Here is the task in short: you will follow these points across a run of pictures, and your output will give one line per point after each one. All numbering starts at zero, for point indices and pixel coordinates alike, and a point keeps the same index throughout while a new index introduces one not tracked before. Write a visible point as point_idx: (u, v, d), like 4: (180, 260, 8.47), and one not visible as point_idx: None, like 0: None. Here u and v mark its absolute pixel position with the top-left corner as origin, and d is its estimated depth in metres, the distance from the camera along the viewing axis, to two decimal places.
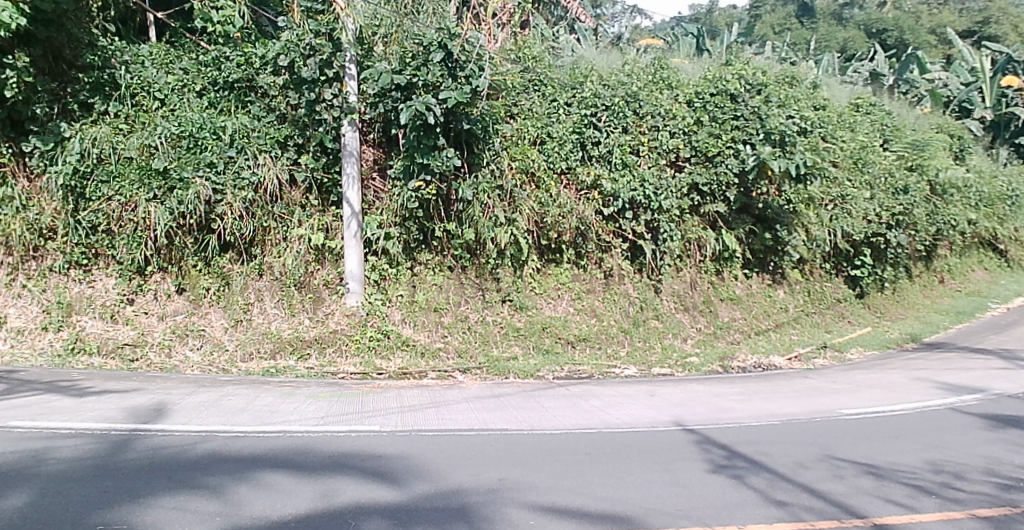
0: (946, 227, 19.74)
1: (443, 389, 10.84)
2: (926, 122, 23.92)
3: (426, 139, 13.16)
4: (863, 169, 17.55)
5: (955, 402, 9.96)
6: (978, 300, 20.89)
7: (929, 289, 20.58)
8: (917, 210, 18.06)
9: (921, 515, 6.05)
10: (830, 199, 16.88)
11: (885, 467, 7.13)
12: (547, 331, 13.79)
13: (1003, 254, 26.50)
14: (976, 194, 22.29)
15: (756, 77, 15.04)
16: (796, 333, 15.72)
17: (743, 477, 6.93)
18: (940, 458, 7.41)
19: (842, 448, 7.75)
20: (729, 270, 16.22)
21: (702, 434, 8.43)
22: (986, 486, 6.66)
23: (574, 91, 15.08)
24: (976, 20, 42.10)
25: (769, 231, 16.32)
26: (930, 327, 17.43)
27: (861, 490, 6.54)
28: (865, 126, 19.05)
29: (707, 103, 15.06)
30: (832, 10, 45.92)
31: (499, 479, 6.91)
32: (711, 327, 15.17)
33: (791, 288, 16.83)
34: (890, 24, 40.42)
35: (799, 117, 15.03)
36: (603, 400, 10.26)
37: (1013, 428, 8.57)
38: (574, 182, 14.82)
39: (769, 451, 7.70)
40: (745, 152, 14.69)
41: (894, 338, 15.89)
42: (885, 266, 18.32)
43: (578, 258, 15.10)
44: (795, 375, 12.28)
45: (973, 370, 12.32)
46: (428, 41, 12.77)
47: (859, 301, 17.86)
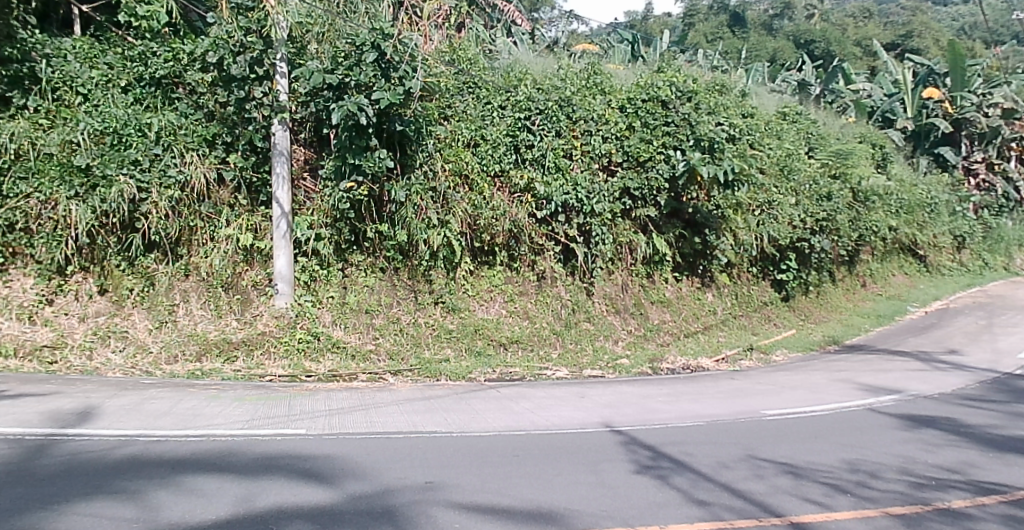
0: (868, 233, 20.39)
1: (373, 392, 10.77)
2: (850, 131, 24.68)
3: (358, 139, 13.14)
4: (788, 176, 18.00)
5: (872, 403, 10.28)
6: (898, 303, 21.59)
7: (852, 293, 21.21)
8: (839, 216, 18.66)
9: (836, 513, 6.19)
10: (757, 204, 17.24)
11: (803, 467, 7.31)
12: (479, 333, 13.79)
13: (922, 260, 27.45)
14: (897, 202, 23.06)
15: (687, 84, 15.31)
16: (724, 335, 16.05)
17: (667, 477, 7.03)
18: (857, 458, 7.63)
19: (763, 449, 7.92)
20: (659, 273, 16.42)
21: (629, 435, 8.54)
22: (899, 484, 6.86)
23: (508, 94, 15.09)
24: (899, 34, 43.67)
25: (698, 235, 16.64)
26: (852, 329, 17.94)
27: (780, 489, 6.69)
28: (791, 135, 19.54)
29: (639, 109, 15.28)
30: (763, 21, 47.08)
31: (426, 481, 6.88)
32: (641, 329, 15.38)
33: (719, 291, 17.15)
34: (817, 36, 41.50)
35: (728, 124, 15.37)
36: (533, 402, 10.32)
37: (927, 427, 8.86)
38: (506, 185, 14.84)
39: (694, 451, 7.84)
40: (675, 157, 15.01)
41: (817, 341, 16.32)
42: (809, 271, 18.83)
43: (510, 261, 15.15)
44: (722, 377, 12.52)
45: (891, 372, 12.72)
46: (360, 41, 12.71)
47: (785, 305, 18.29)
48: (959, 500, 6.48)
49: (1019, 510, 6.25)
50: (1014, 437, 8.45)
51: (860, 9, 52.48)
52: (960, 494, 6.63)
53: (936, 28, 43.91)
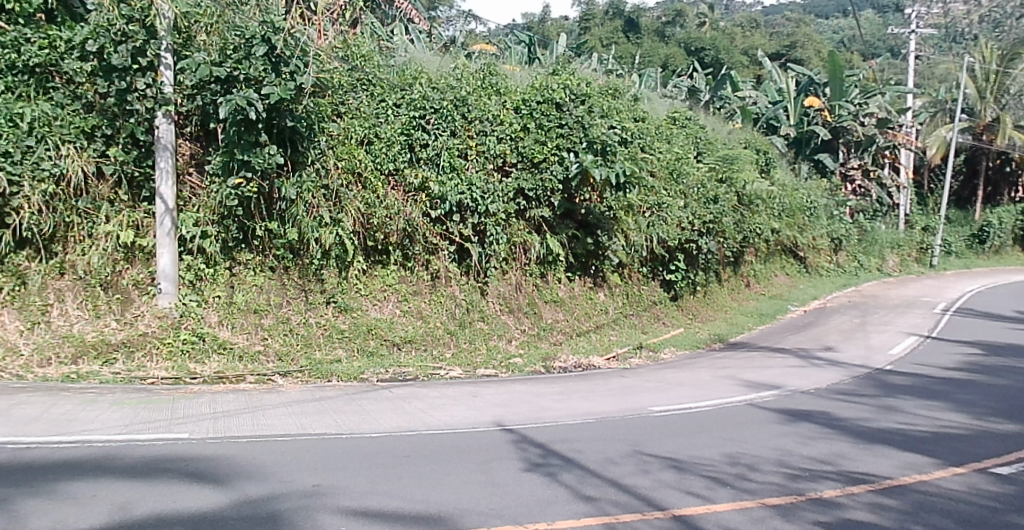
0: (752, 235, 21.14)
1: (262, 393, 10.51)
2: (737, 137, 25.51)
3: (246, 134, 12.84)
4: (678, 179, 18.45)
5: (753, 398, 10.65)
6: (779, 303, 22.46)
7: (736, 292, 21.94)
8: (725, 218, 19.31)
9: (716, 505, 6.38)
10: (648, 207, 17.52)
11: (687, 461, 7.52)
12: (372, 332, 13.65)
13: (802, 261, 28.65)
14: (779, 205, 23.97)
15: (580, 88, 15.54)
16: (615, 334, 16.36)
17: (556, 474, 7.12)
18: (737, 451, 7.89)
19: (650, 444, 8.11)
20: (553, 273, 16.59)
21: (520, 433, 8.59)
22: (776, 476, 7.13)
23: (404, 92, 14.91)
24: (783, 44, 45.44)
25: (590, 236, 16.88)
26: (736, 327, 18.56)
27: (664, 483, 6.86)
28: (680, 139, 20.00)
29: (533, 110, 15.46)
30: (656, 27, 48.16)
31: (313, 485, 6.76)
32: (534, 329, 15.51)
33: (610, 291, 17.48)
34: (707, 44, 42.65)
35: (620, 128, 15.68)
36: (425, 402, 10.27)
37: (803, 421, 9.24)
38: (401, 184, 14.71)
39: (582, 448, 7.95)
40: (568, 159, 15.22)
41: (703, 339, 16.81)
42: (697, 271, 19.33)
43: (404, 260, 15.02)
44: (612, 374, 12.76)
45: (772, 368, 13.22)
46: (248, 34, 12.44)
47: (673, 304, 18.77)
48: (830, 489, 6.77)
49: (885, 498, 6.57)
50: (882, 429, 8.89)
51: (748, 17, 54.27)
52: (832, 484, 6.93)
53: (817, 40, 45.96)
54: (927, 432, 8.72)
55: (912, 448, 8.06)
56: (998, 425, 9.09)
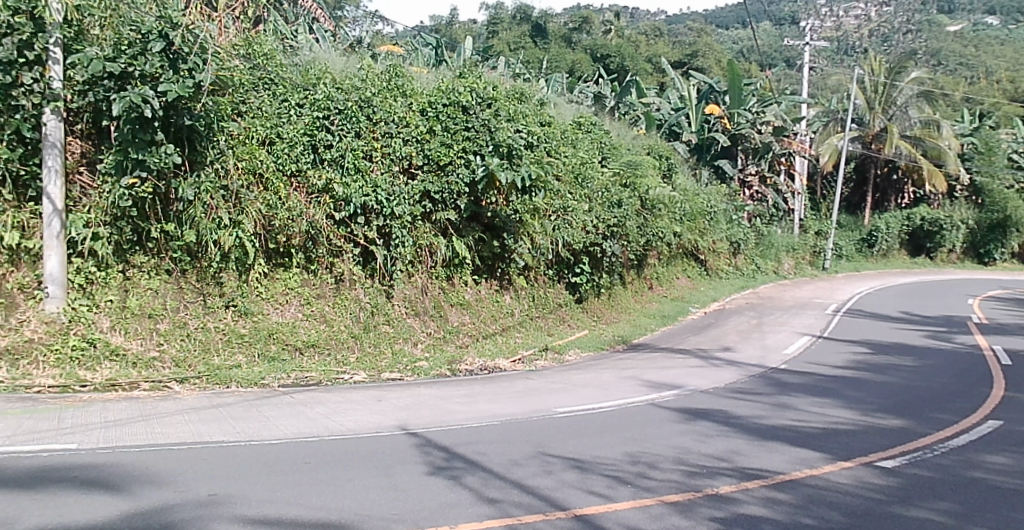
0: (655, 238, 21.56)
1: (156, 401, 10.15)
2: (640, 143, 26.01)
3: (142, 132, 12.40)
4: (582, 184, 18.66)
5: (655, 398, 10.86)
6: (681, 305, 23.01)
7: (640, 295, 22.36)
8: (628, 222, 19.66)
9: (617, 503, 6.48)
10: (553, 210, 17.62)
11: (589, 461, 7.61)
12: (273, 337, 13.31)
13: (703, 264, 29.42)
14: (681, 210, 24.53)
15: (487, 91, 15.76)
16: (520, 336, 16.44)
17: (459, 477, 7.10)
18: (638, 450, 8.02)
19: (553, 445, 8.17)
20: (459, 276, 16.53)
21: (424, 437, 8.54)
22: (675, 473, 7.28)
23: (306, 92, 14.73)
24: (685, 53, 46.64)
25: (497, 239, 16.92)
26: (639, 329, 18.88)
27: (566, 483, 6.93)
28: (585, 144, 20.24)
29: (439, 113, 15.55)
30: (563, 33, 48.70)
31: (209, 494, 6.55)
32: (440, 332, 15.43)
33: (516, 294, 17.54)
34: (612, 51, 43.39)
35: (526, 132, 15.94)
36: (328, 407, 10.10)
37: (701, 419, 9.47)
38: (303, 185, 14.46)
39: (486, 450, 7.96)
40: (474, 162, 15.31)
41: (607, 340, 17.06)
42: (601, 273, 19.61)
43: (307, 262, 14.77)
44: (518, 376, 12.81)
45: (673, 368, 13.50)
46: (145, 29, 12.07)
47: (578, 306, 19.00)
48: (726, 486, 6.94)
49: (777, 493, 6.78)
50: (776, 426, 9.19)
51: (651, 25, 55.34)
52: (728, 480, 7.11)
53: (717, 50, 47.33)
54: (818, 428, 9.04)
55: (804, 444, 8.35)
56: (884, 420, 9.50)
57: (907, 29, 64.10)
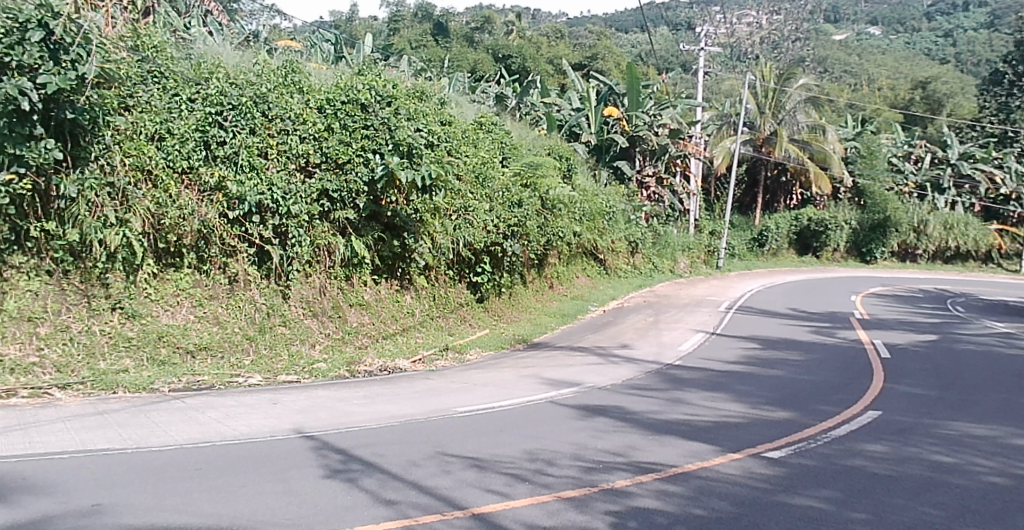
0: (555, 238, 21.73)
1: (35, 408, 9.63)
2: (541, 143, 26.21)
3: (19, 126, 11.73)
4: (483, 183, 18.63)
5: (554, 396, 10.95)
6: (580, 303, 23.33)
7: (540, 294, 22.55)
8: (529, 222, 19.73)
9: (514, 500, 6.50)
10: (454, 209, 17.52)
11: (488, 459, 7.62)
12: (163, 340, 12.85)
13: (602, 263, 29.88)
14: (580, 210, 24.83)
15: (386, 89, 15.60)
16: (421, 336, 16.33)
17: (356, 479, 7.00)
18: (536, 448, 8.08)
19: (451, 445, 8.14)
20: (358, 276, 16.29)
21: (321, 439, 8.39)
22: (572, 469, 7.36)
23: (198, 86, 14.27)
24: (586, 55, 47.32)
25: (396, 238, 16.75)
26: (540, 328, 19.03)
27: (465, 482, 6.91)
28: (486, 144, 20.23)
29: (338, 110, 15.29)
30: (465, 32, 48.65)
31: (92, 504, 6.27)
32: (339, 333, 15.16)
33: (417, 293, 17.41)
34: (513, 51, 43.63)
35: (427, 131, 15.88)
36: (221, 411, 9.79)
37: (599, 416, 9.60)
38: (195, 183, 14.01)
39: (384, 451, 7.87)
40: (374, 161, 15.15)
41: (508, 339, 17.12)
42: (502, 273, 19.66)
43: (199, 263, 14.31)
44: (417, 376, 12.73)
45: (572, 366, 13.66)
46: (23, 17, 11.43)
47: (479, 305, 19.04)
48: (621, 480, 7.05)
49: (671, 485, 6.93)
50: (670, 420, 9.39)
51: (552, 28, 55.91)
52: (623, 475, 7.22)
53: (616, 53, 48.13)
54: (710, 422, 9.28)
55: (696, 438, 8.56)
56: (772, 413, 9.83)
57: (795, 37, 66.58)
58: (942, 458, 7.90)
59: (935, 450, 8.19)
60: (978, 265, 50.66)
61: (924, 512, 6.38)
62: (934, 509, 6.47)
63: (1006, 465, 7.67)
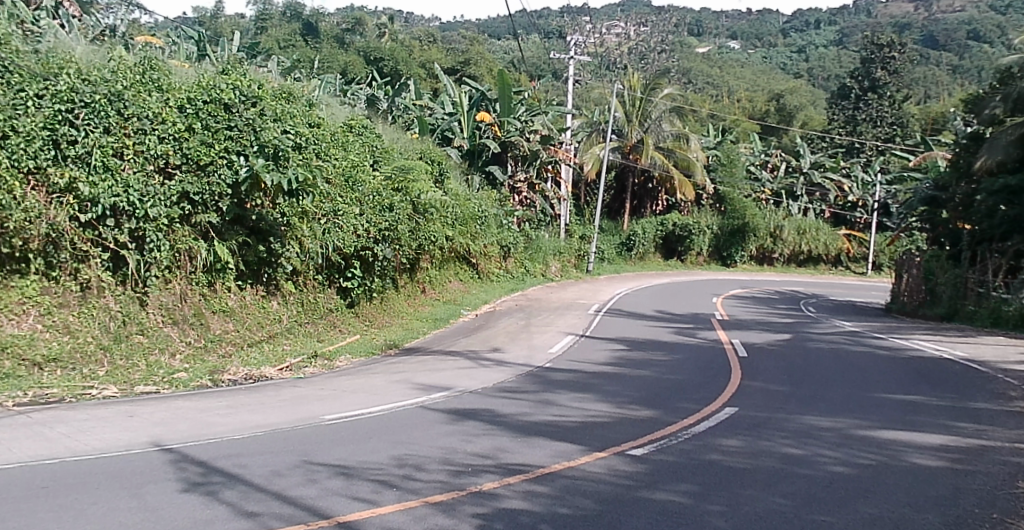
0: (428, 242, 21.42)
1: None
2: (412, 147, 26.08)
3: None
4: (353, 187, 18.39)
5: (424, 401, 10.88)
6: (453, 308, 23.38)
7: (413, 299, 22.45)
8: (401, 226, 19.52)
9: (381, 508, 6.41)
10: (322, 213, 17.26)
11: (355, 467, 7.50)
12: (7, 351, 11.97)
13: (474, 267, 30.09)
14: (453, 214, 24.81)
15: (251, 90, 15.38)
16: (288, 343, 15.90)
17: (216, 492, 6.75)
18: (404, 454, 8.01)
19: (318, 453, 7.97)
20: (222, 281, 15.74)
21: (180, 452, 8.05)
22: (441, 474, 7.33)
23: (46, 82, 13.50)
24: (459, 60, 47.47)
25: (262, 243, 16.34)
26: (411, 333, 18.85)
27: (330, 491, 6.77)
28: (356, 147, 19.90)
29: (199, 110, 14.77)
30: (336, 33, 47.86)
31: None
32: (201, 341, 14.57)
33: (284, 299, 17.03)
34: (385, 54, 43.35)
35: (294, 133, 15.71)
36: (71, 425, 9.25)
37: (468, 419, 9.61)
38: (43, 184, 13.20)
39: (247, 463, 7.62)
40: (237, 163, 14.84)
41: (378, 345, 16.91)
42: (373, 277, 19.39)
43: (48, 269, 13.53)
44: (284, 384, 12.39)
45: (444, 370, 13.64)
46: None
47: (350, 311, 18.79)
48: (489, 482, 7.07)
49: (537, 485, 7.01)
50: (538, 422, 9.50)
51: (425, 32, 55.70)
52: (490, 477, 7.24)
53: (488, 59, 48.50)
54: (577, 422, 9.44)
55: (563, 438, 8.69)
56: (637, 412, 10.09)
57: (661, 48, 68.63)
58: (792, 450, 8.29)
59: (785, 442, 8.60)
60: (829, 267, 53.70)
61: (775, 502, 6.67)
62: (785, 498, 6.78)
63: (849, 455, 8.14)
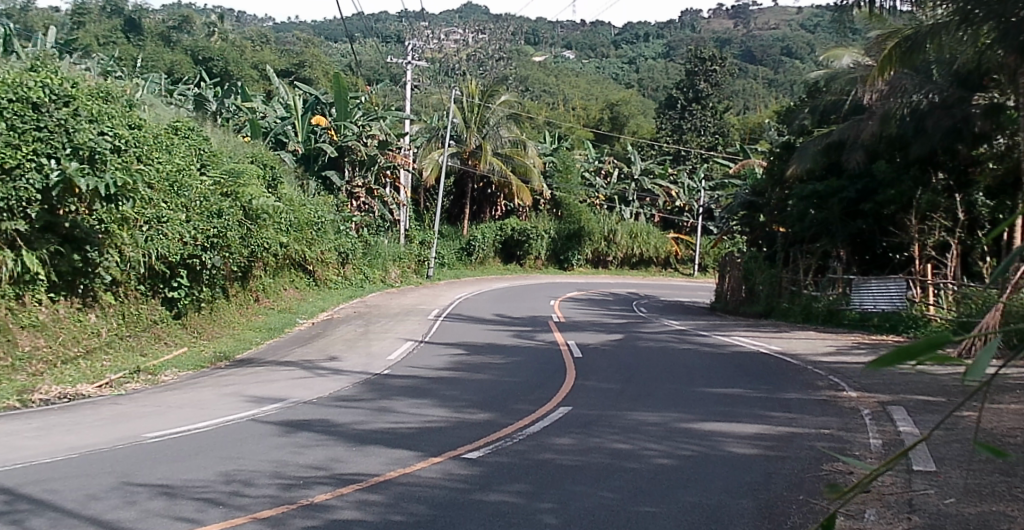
0: (261, 249, 20.49)
1: None
2: (242, 150, 25.14)
3: None
4: (178, 192, 17.63)
5: (255, 413, 10.52)
6: (288, 316, 22.77)
7: (245, 308, 21.70)
8: (231, 233, 18.64)
9: (206, 526, 6.13)
10: (145, 220, 16.35)
11: (179, 486, 7.15)
12: None
13: (310, 274, 29.52)
14: (287, 220, 24.07)
15: (64, 88, 14.39)
16: (108, 359, 14.92)
17: (23, 520, 6.24)
18: (233, 469, 7.71)
19: (139, 473, 7.55)
20: (30, 294, 14.61)
21: None
22: (271, 488, 7.09)
23: None
24: (293, 62, 46.38)
25: (78, 251, 15.32)
26: (242, 344, 18.18)
27: (151, 512, 6.42)
28: (181, 149, 18.93)
29: (4, 109, 13.75)
30: (161, 30, 45.56)
31: None
32: (7, 359, 13.37)
33: (103, 312, 16.07)
34: (215, 54, 41.78)
35: (113, 135, 14.87)
36: None
37: (301, 430, 9.36)
38: None
39: (59, 488, 7.10)
40: (48, 166, 13.74)
41: (207, 358, 16.15)
42: (200, 287, 18.60)
43: None
44: (104, 403, 11.65)
45: (277, 381, 13.24)
46: None
47: (177, 322, 17.99)
48: (321, 493, 6.91)
49: (370, 494, 6.91)
50: (373, 430, 9.37)
51: (258, 33, 53.98)
52: (323, 488, 7.08)
53: (323, 61, 47.63)
54: (414, 428, 9.40)
55: (399, 445, 8.62)
56: (474, 415, 10.16)
57: (499, 56, 69.20)
58: (619, 446, 8.58)
59: (614, 438, 8.88)
60: (659, 269, 56.13)
61: (604, 496, 6.86)
62: (611, 492, 6.99)
63: (673, 447, 8.50)
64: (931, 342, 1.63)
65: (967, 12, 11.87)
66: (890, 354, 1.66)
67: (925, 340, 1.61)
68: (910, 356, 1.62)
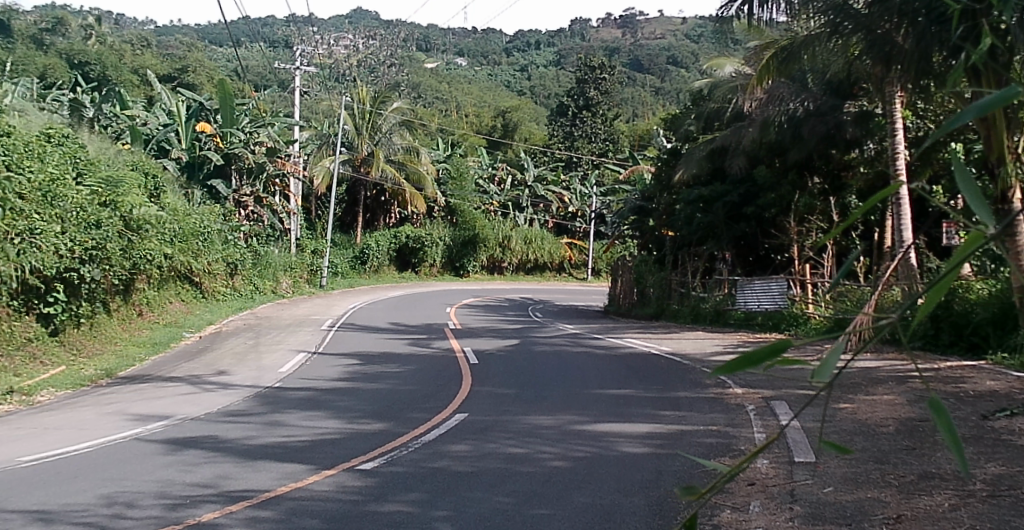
0: (143, 261, 19.67)
1: None
2: (121, 157, 24.13)
3: None
4: (51, 202, 16.64)
5: (140, 433, 10.10)
6: (173, 331, 21.98)
7: (127, 323, 20.96)
8: (110, 244, 17.86)
9: None
10: (14, 232, 15.36)
11: (56, 511, 6.80)
12: None
13: (197, 285, 28.67)
14: (171, 231, 23.20)
15: None
16: None
17: None
18: (115, 491, 7.38)
19: (11, 500, 7.12)
20: None
21: None
22: (155, 509, 6.82)
23: None
24: (176, 67, 45.01)
25: None
26: (125, 360, 17.49)
27: None
28: (55, 157, 17.90)
29: None
30: (32, 32, 43.51)
31: None
32: None
33: None
34: (92, 59, 40.17)
35: None
36: None
37: (188, 448, 9.04)
38: None
39: None
40: None
41: (87, 376, 15.43)
42: (78, 301, 17.76)
43: None
44: None
45: (163, 398, 12.75)
46: None
47: (53, 340, 17.26)
48: (209, 512, 6.70)
49: (261, 511, 6.73)
50: (264, 445, 9.14)
51: (138, 36, 52.17)
52: (211, 507, 6.86)
53: (208, 67, 46.43)
54: (306, 442, 9.21)
55: (291, 459, 8.44)
56: (368, 426, 10.04)
57: (390, 62, 68.87)
58: (515, 450, 8.63)
59: (510, 443, 8.92)
60: (553, 274, 56.96)
61: (498, 502, 6.88)
62: (507, 497, 7.01)
63: (568, 450, 8.59)
64: (775, 345, 1.54)
65: (837, 25, 12.68)
66: (739, 359, 1.56)
67: (775, 344, 1.52)
68: (760, 361, 1.53)
